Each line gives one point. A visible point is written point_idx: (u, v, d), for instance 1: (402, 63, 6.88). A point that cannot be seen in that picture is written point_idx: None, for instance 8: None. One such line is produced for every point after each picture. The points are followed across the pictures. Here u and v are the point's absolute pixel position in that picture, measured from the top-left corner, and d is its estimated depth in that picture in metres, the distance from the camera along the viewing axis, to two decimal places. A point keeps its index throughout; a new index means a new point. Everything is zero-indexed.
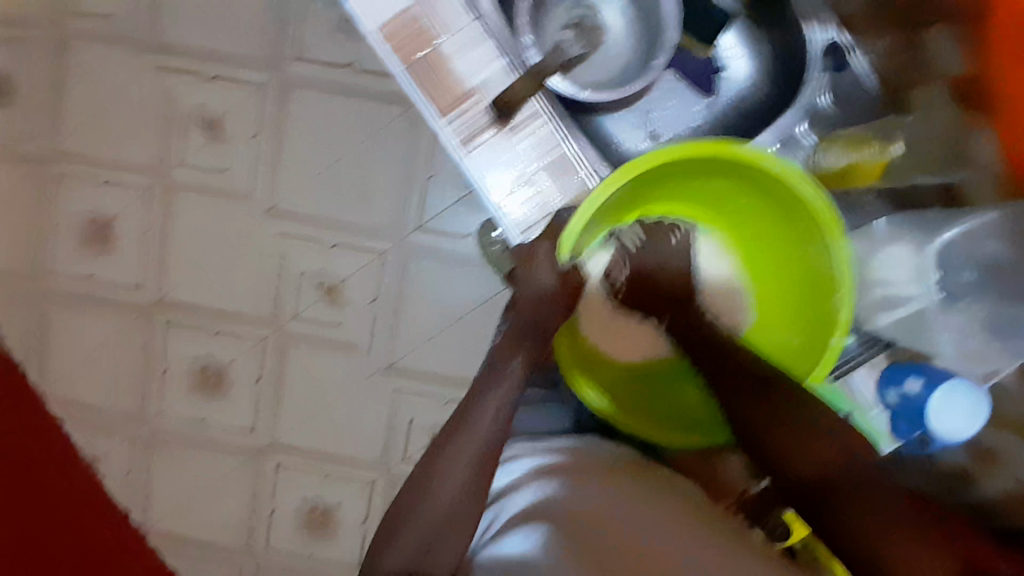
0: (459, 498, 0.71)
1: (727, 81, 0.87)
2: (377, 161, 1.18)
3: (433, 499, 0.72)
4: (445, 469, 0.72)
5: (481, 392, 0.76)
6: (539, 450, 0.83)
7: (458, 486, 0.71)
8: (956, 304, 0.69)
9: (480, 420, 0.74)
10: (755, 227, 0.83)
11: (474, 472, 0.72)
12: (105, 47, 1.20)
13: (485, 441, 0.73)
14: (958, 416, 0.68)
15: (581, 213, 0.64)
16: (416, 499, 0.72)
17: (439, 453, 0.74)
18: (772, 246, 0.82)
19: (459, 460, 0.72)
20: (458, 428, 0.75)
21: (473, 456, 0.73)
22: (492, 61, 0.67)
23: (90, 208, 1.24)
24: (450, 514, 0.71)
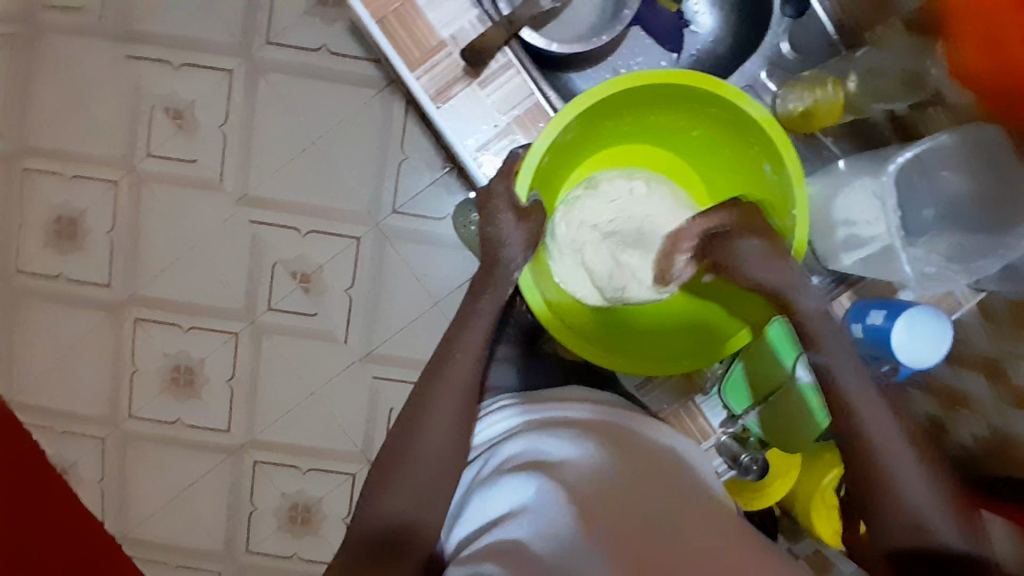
0: (454, 436, 0.61)
1: (695, 34, 0.79)
2: (350, 146, 1.17)
3: (426, 438, 0.60)
4: (437, 403, 0.62)
5: (458, 323, 0.65)
6: (525, 401, 0.71)
7: (452, 424, 0.61)
8: (914, 239, 0.62)
9: (459, 365, 0.63)
10: (713, 163, 0.75)
11: (465, 407, 0.62)
12: (70, 42, 1.19)
13: (474, 373, 0.63)
14: (922, 347, 0.60)
15: (534, 150, 0.59)
16: (406, 441, 0.61)
17: (423, 390, 0.63)
18: (729, 179, 0.74)
19: (450, 393, 0.62)
20: (441, 359, 0.64)
21: (464, 388, 0.62)
22: (462, 13, 0.63)
23: (55, 205, 1.21)
24: (447, 456, 0.61)
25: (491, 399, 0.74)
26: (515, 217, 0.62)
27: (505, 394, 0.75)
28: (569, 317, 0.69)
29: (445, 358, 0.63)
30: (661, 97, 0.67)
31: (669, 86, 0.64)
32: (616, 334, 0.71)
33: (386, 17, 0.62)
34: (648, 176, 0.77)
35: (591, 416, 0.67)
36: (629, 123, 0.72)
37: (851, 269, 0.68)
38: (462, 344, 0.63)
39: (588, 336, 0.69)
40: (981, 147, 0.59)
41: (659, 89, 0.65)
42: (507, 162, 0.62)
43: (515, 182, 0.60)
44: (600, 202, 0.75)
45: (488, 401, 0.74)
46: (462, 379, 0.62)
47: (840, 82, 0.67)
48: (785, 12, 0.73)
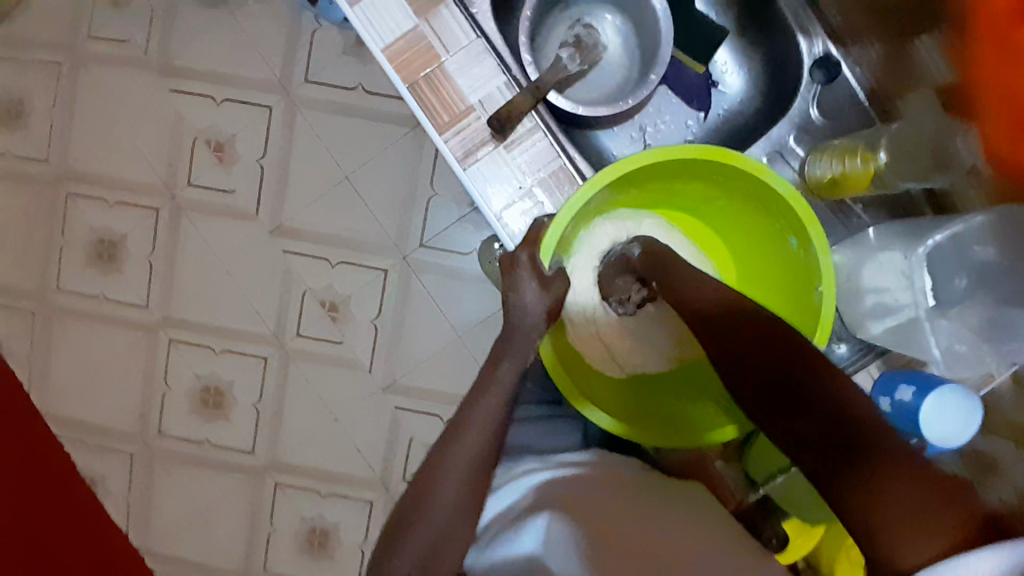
0: (468, 507, 0.57)
1: (722, 93, 0.80)
2: (382, 181, 1.20)
3: (434, 507, 0.56)
4: (448, 472, 0.57)
5: (476, 389, 0.61)
6: (549, 464, 0.73)
7: (467, 492, 0.57)
8: (946, 310, 0.61)
9: (476, 434, 0.58)
10: (728, 221, 0.76)
11: (478, 477, 0.58)
12: (119, 73, 1.24)
13: (490, 444, 0.59)
14: (947, 422, 0.59)
15: (559, 218, 0.61)
16: (415, 507, 0.57)
17: (436, 457, 0.58)
18: (745, 234, 0.75)
19: (464, 463, 0.58)
20: (457, 425, 0.60)
21: (480, 458, 0.58)
22: (489, 78, 0.65)
23: (98, 229, 1.26)
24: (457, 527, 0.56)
25: (514, 464, 0.75)
26: (538, 285, 0.62)
27: (528, 456, 0.76)
28: (594, 392, 0.70)
29: (465, 421, 0.59)
30: (678, 169, 0.68)
31: (705, 163, 0.65)
32: (637, 404, 0.72)
33: (417, 82, 0.64)
34: (658, 229, 0.78)
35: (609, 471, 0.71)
36: (654, 188, 0.73)
37: (879, 339, 0.67)
38: (480, 410, 0.59)
39: (616, 411, 0.70)
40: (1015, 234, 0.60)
41: (694, 164, 0.66)
42: (532, 229, 0.62)
43: (540, 249, 0.62)
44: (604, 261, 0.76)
45: (509, 467, 0.75)
46: (478, 448, 0.58)
47: (871, 156, 0.68)
48: (815, 77, 0.76)
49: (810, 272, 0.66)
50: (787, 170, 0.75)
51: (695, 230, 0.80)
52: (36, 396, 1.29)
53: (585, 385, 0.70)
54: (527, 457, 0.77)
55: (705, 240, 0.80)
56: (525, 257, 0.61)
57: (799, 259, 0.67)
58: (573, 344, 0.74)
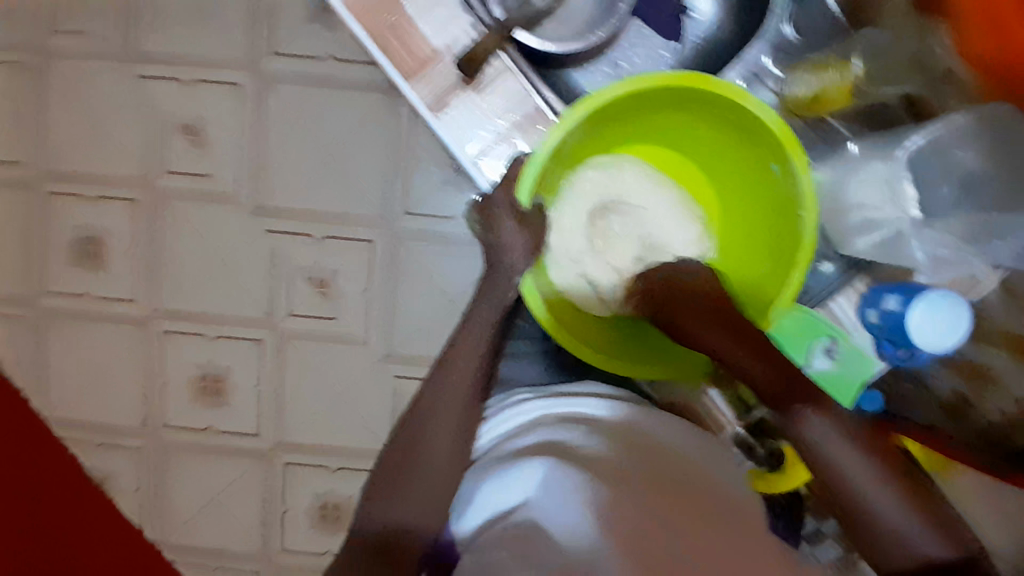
0: (459, 438, 0.63)
1: (694, 21, 0.77)
2: (360, 152, 1.19)
3: (431, 440, 0.63)
4: (442, 408, 0.64)
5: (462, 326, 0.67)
6: (542, 395, 0.72)
7: (458, 423, 0.64)
8: (934, 221, 0.60)
9: (462, 368, 0.65)
10: (707, 154, 0.75)
11: (468, 408, 0.64)
12: (82, 65, 1.21)
13: (476, 375, 0.65)
14: (933, 329, 0.59)
15: (538, 155, 0.59)
16: (416, 443, 0.64)
17: (429, 397, 0.65)
18: (725, 164, 0.74)
19: (455, 397, 0.64)
20: (446, 363, 0.66)
21: (467, 388, 0.65)
22: (454, 21, 0.63)
23: (78, 226, 1.24)
24: (451, 454, 0.63)
25: (507, 394, 0.75)
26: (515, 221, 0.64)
27: (518, 389, 0.76)
28: (586, 336, 0.69)
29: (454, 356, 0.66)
30: (653, 101, 0.67)
31: (681, 89, 0.64)
32: (630, 345, 0.71)
33: (380, 31, 0.62)
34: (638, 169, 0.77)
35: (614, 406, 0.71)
36: (633, 123, 0.72)
37: (864, 254, 0.66)
38: (466, 346, 0.66)
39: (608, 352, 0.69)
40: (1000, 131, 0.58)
41: (672, 91, 0.65)
42: (509, 169, 0.63)
43: (515, 189, 0.61)
44: (584, 204, 0.75)
45: (503, 398, 0.75)
46: (466, 381, 0.65)
47: (845, 66, 0.68)
48: None
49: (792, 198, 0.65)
50: (765, 93, 0.74)
51: (675, 167, 0.79)
52: (38, 399, 1.29)
53: (575, 326, 0.69)
54: (521, 389, 0.76)
55: (690, 185, 0.79)
56: (502, 197, 0.63)
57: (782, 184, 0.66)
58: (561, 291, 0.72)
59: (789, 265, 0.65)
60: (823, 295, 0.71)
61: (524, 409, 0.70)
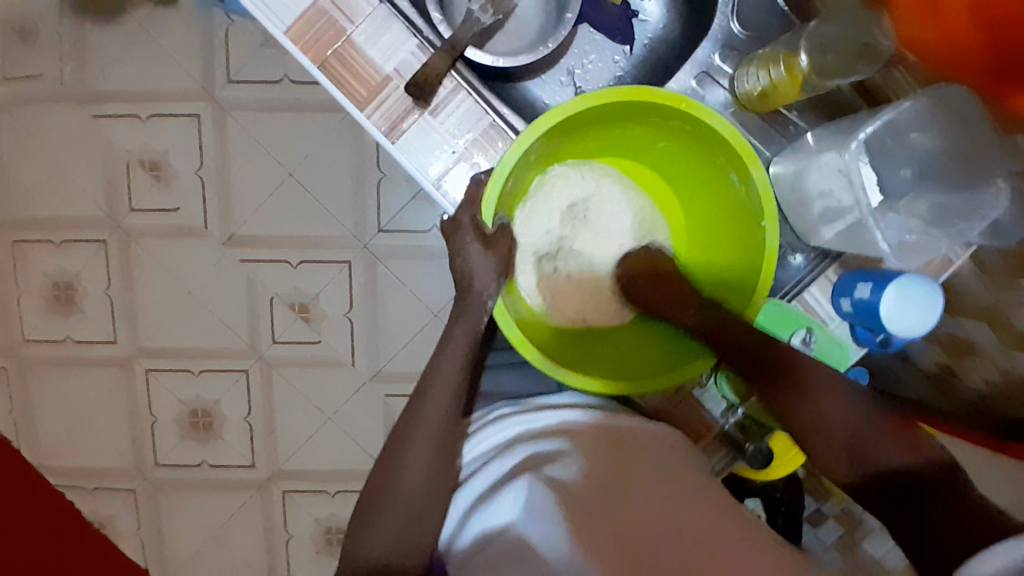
0: (439, 466, 0.61)
1: (644, 23, 0.76)
2: (329, 173, 1.17)
3: (407, 468, 0.60)
4: (418, 434, 0.61)
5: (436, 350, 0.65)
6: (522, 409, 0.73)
7: (435, 449, 0.61)
8: (895, 203, 0.60)
9: (436, 399, 0.63)
10: (670, 166, 0.75)
11: (445, 435, 0.62)
12: (38, 110, 1.19)
13: (453, 397, 0.63)
14: (909, 313, 0.59)
15: (496, 177, 0.59)
16: (395, 474, 0.60)
17: (402, 423, 0.63)
18: (687, 176, 0.74)
19: (429, 429, 0.62)
20: (421, 389, 0.64)
21: (444, 416, 0.63)
22: (400, 44, 0.62)
23: (49, 272, 1.23)
24: (431, 483, 0.60)
25: (488, 410, 0.75)
26: (482, 248, 0.64)
27: (500, 403, 0.77)
28: (558, 352, 0.69)
29: (426, 387, 0.64)
30: (611, 116, 0.67)
31: (629, 105, 0.63)
32: (610, 358, 0.72)
33: (326, 61, 0.62)
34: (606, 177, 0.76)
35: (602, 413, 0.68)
36: (595, 136, 0.71)
37: (831, 243, 0.66)
38: (441, 373, 0.64)
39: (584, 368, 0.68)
40: (954, 109, 0.59)
41: (625, 107, 0.64)
42: (470, 189, 0.62)
43: (481, 208, 0.61)
44: (552, 213, 0.74)
45: (483, 414, 0.75)
46: (443, 405, 0.63)
47: (793, 58, 0.64)
48: None
49: (752, 208, 0.65)
50: (719, 93, 0.72)
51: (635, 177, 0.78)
52: (26, 449, 1.27)
53: (553, 347, 0.69)
54: (502, 402, 0.77)
55: (663, 194, 0.78)
56: (468, 219, 0.62)
57: (742, 194, 0.66)
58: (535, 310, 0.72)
59: (754, 272, 0.66)
60: (796, 288, 0.70)
61: (504, 427, 0.69)
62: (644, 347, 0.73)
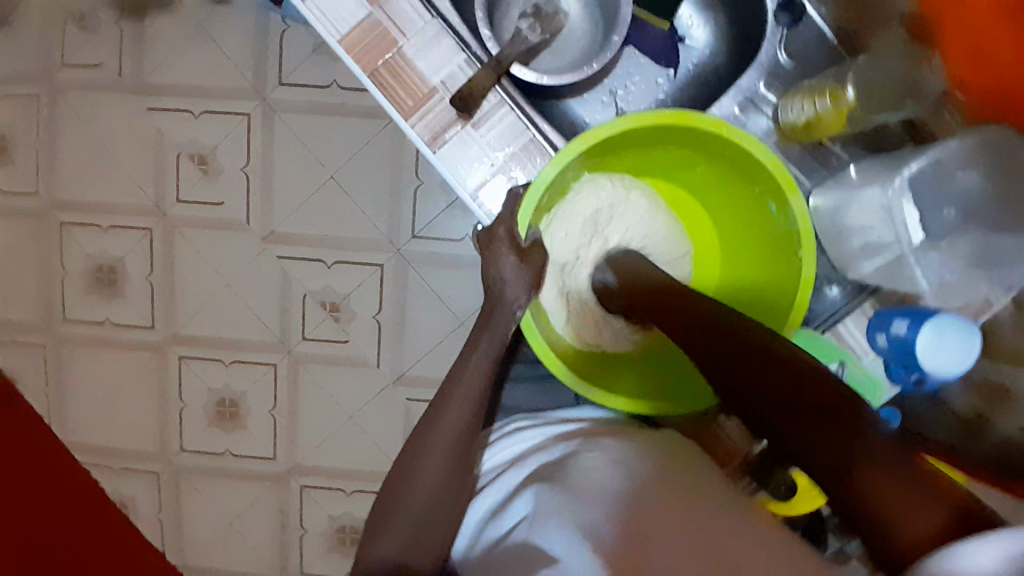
0: (450, 481, 0.60)
1: (689, 48, 0.78)
2: (369, 177, 1.20)
3: (418, 482, 0.59)
4: (430, 451, 0.60)
5: (457, 362, 0.64)
6: (541, 421, 0.73)
7: (446, 468, 0.60)
8: (938, 242, 0.59)
9: (452, 411, 0.62)
10: (702, 183, 0.75)
11: (459, 452, 0.61)
12: (97, 100, 1.24)
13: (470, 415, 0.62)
14: (944, 353, 0.58)
15: (533, 189, 0.60)
16: (406, 485, 0.60)
17: (416, 435, 0.62)
18: (720, 194, 0.74)
19: (443, 440, 0.61)
20: (437, 401, 0.63)
21: (461, 429, 0.62)
22: (448, 58, 0.64)
23: (94, 256, 1.27)
24: (441, 502, 0.59)
25: (506, 422, 0.76)
26: (517, 257, 0.64)
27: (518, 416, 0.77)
28: (574, 363, 0.70)
29: (444, 396, 0.63)
30: (650, 137, 0.67)
31: (670, 128, 0.64)
32: (631, 380, 0.72)
33: (376, 71, 0.63)
34: (635, 190, 0.76)
35: (620, 429, 0.68)
36: (631, 154, 0.71)
37: (869, 278, 0.66)
38: (460, 386, 0.63)
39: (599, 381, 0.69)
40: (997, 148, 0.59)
41: (666, 130, 0.65)
42: (507, 202, 0.63)
43: (518, 217, 0.62)
44: (578, 224, 0.74)
45: (503, 424, 0.77)
46: (460, 419, 0.62)
47: (840, 92, 0.64)
48: (780, 19, 0.71)
49: (789, 237, 0.65)
50: (761, 121, 0.72)
51: (661, 190, 0.79)
52: (59, 425, 1.31)
53: (578, 368, 0.70)
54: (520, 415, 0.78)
55: (693, 207, 0.79)
56: (503, 231, 0.63)
57: (781, 223, 0.66)
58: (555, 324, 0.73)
59: (789, 301, 0.66)
60: (830, 320, 0.70)
61: (523, 438, 0.71)
62: (657, 369, 0.74)
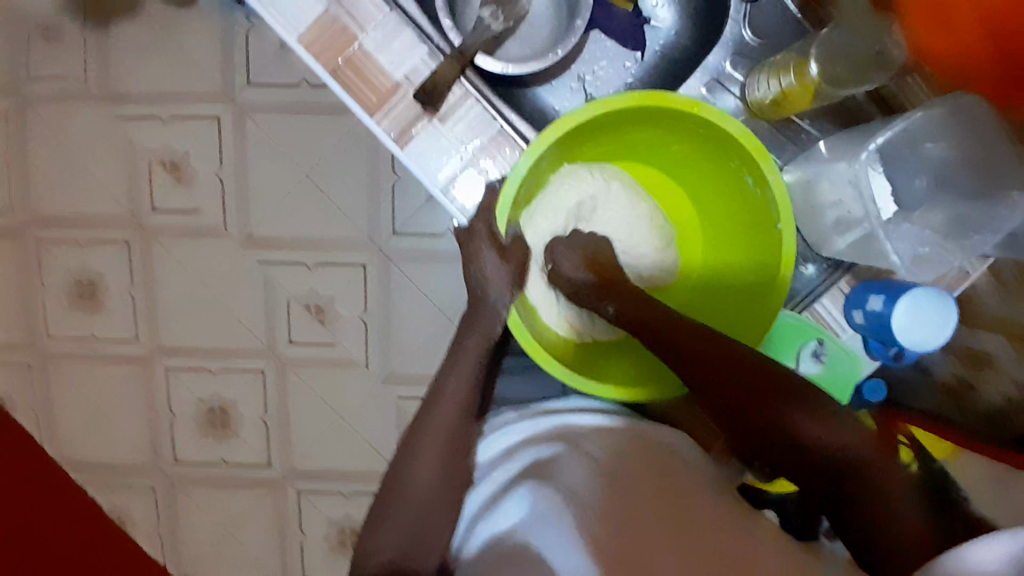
0: (448, 471, 0.61)
1: (655, 29, 0.76)
2: (345, 175, 1.18)
3: (416, 472, 0.60)
4: (423, 444, 0.61)
5: (449, 361, 0.66)
6: (526, 414, 0.75)
7: (442, 457, 0.61)
8: (910, 214, 0.59)
9: (446, 405, 0.63)
10: (682, 166, 0.74)
11: (455, 443, 0.62)
12: (63, 112, 1.22)
13: (463, 408, 0.63)
14: (923, 323, 0.59)
15: (510, 181, 0.59)
16: (404, 474, 0.60)
17: (412, 431, 0.63)
18: (701, 176, 0.73)
19: (440, 432, 0.62)
20: (431, 398, 0.64)
21: (455, 420, 0.63)
22: (410, 52, 0.63)
23: (73, 270, 1.25)
24: (438, 488, 0.59)
25: (497, 415, 0.77)
26: (498, 257, 0.65)
27: (508, 409, 0.78)
28: (558, 354, 0.68)
29: (437, 392, 0.64)
30: (620, 121, 0.66)
31: (641, 109, 0.63)
32: (615, 367, 0.71)
33: (338, 69, 0.62)
34: (616, 178, 0.75)
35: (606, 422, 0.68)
36: (606, 140, 0.71)
37: (843, 254, 0.65)
38: (449, 385, 0.64)
39: (579, 367, 0.68)
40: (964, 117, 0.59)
41: (637, 111, 0.64)
42: (487, 196, 0.62)
43: (497, 208, 0.61)
44: (560, 215, 0.74)
45: (492, 417, 0.78)
46: (454, 412, 0.63)
47: (805, 68, 0.63)
48: None
49: (768, 213, 0.65)
50: (729, 100, 0.72)
51: (642, 176, 0.78)
52: (48, 442, 1.30)
53: (565, 356, 0.69)
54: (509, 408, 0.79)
55: (676, 190, 0.78)
56: (482, 227, 0.63)
57: (758, 197, 0.65)
58: (540, 313, 0.72)
59: (772, 276, 0.65)
60: (808, 298, 0.69)
61: (510, 432, 0.71)
62: (645, 360, 0.72)
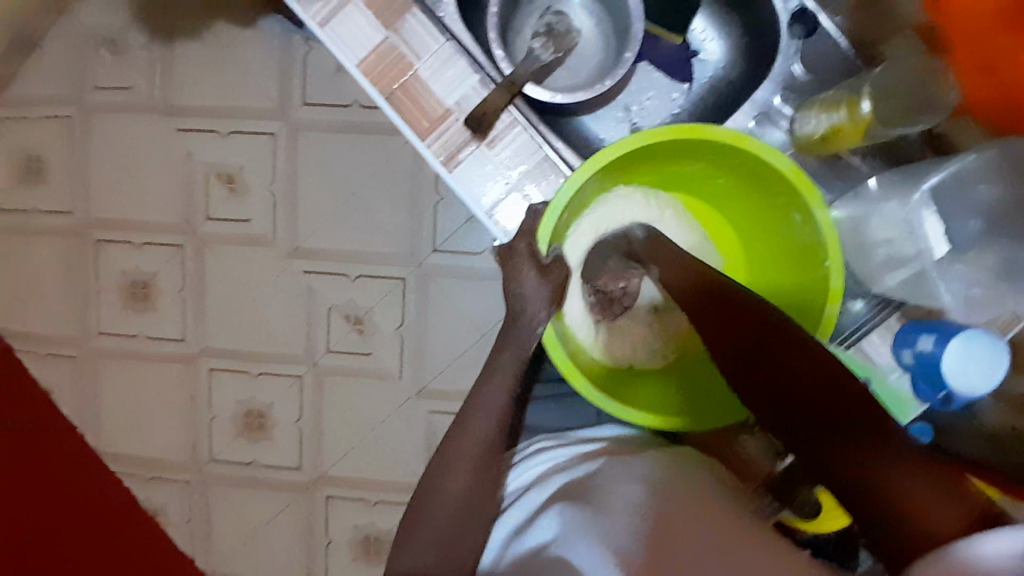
0: (476, 494, 0.62)
1: (703, 62, 0.79)
2: (390, 191, 1.22)
3: (444, 491, 0.62)
4: (455, 462, 0.63)
5: (480, 380, 0.66)
6: (561, 442, 0.75)
7: (471, 478, 0.62)
8: (963, 253, 0.58)
9: (477, 425, 0.64)
10: (724, 195, 0.75)
11: (484, 465, 0.63)
12: (129, 121, 1.29)
13: (493, 432, 0.64)
14: (973, 368, 0.57)
15: (551, 210, 0.61)
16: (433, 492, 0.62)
17: (443, 449, 0.64)
18: (743, 207, 0.74)
19: (469, 453, 0.63)
20: (463, 417, 0.65)
21: (484, 444, 0.63)
22: (463, 79, 0.65)
23: (127, 271, 1.31)
24: (465, 509, 0.61)
25: (529, 443, 0.77)
26: (538, 276, 0.65)
27: (541, 436, 0.79)
28: (594, 377, 0.69)
29: (468, 413, 0.65)
30: (666, 152, 0.68)
31: (688, 141, 0.64)
32: (652, 393, 0.72)
33: (393, 93, 0.65)
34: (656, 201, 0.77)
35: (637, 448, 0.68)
36: (650, 169, 0.72)
37: (894, 292, 0.64)
38: (480, 409, 0.64)
39: (616, 390, 0.69)
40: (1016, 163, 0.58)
41: (684, 144, 0.65)
42: (528, 219, 0.64)
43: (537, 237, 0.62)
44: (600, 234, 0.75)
45: (527, 445, 0.78)
46: (484, 434, 0.63)
47: (857, 106, 0.64)
48: (793, 32, 0.71)
49: (815, 248, 0.65)
50: (777, 133, 0.72)
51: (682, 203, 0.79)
52: (93, 435, 1.35)
53: (604, 380, 0.70)
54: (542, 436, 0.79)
55: (718, 220, 0.79)
56: (524, 247, 0.64)
57: (805, 232, 0.65)
58: (578, 336, 0.73)
59: (816, 312, 0.65)
60: (853, 335, 0.68)
61: (541, 460, 0.72)
62: (682, 384, 0.73)
